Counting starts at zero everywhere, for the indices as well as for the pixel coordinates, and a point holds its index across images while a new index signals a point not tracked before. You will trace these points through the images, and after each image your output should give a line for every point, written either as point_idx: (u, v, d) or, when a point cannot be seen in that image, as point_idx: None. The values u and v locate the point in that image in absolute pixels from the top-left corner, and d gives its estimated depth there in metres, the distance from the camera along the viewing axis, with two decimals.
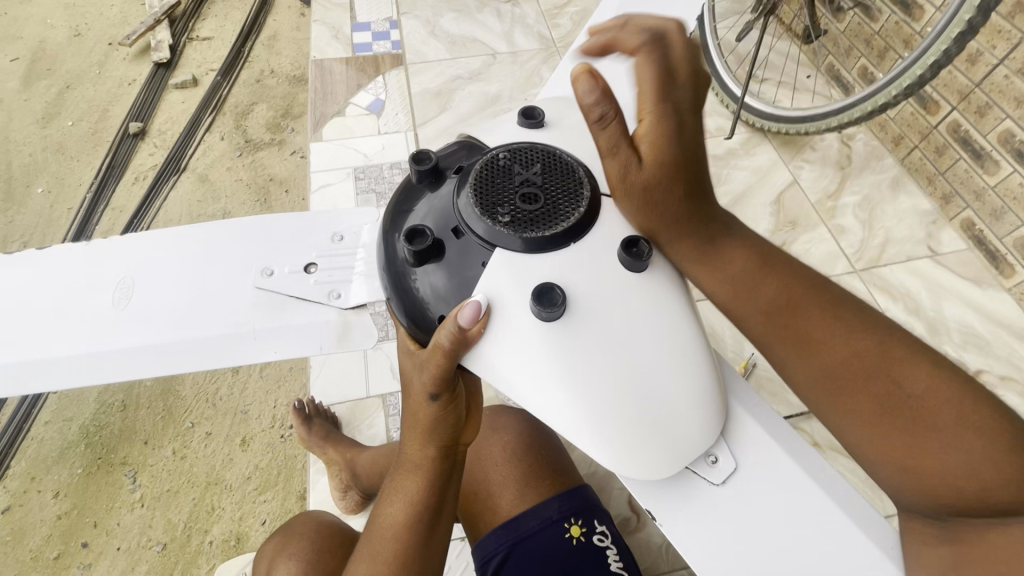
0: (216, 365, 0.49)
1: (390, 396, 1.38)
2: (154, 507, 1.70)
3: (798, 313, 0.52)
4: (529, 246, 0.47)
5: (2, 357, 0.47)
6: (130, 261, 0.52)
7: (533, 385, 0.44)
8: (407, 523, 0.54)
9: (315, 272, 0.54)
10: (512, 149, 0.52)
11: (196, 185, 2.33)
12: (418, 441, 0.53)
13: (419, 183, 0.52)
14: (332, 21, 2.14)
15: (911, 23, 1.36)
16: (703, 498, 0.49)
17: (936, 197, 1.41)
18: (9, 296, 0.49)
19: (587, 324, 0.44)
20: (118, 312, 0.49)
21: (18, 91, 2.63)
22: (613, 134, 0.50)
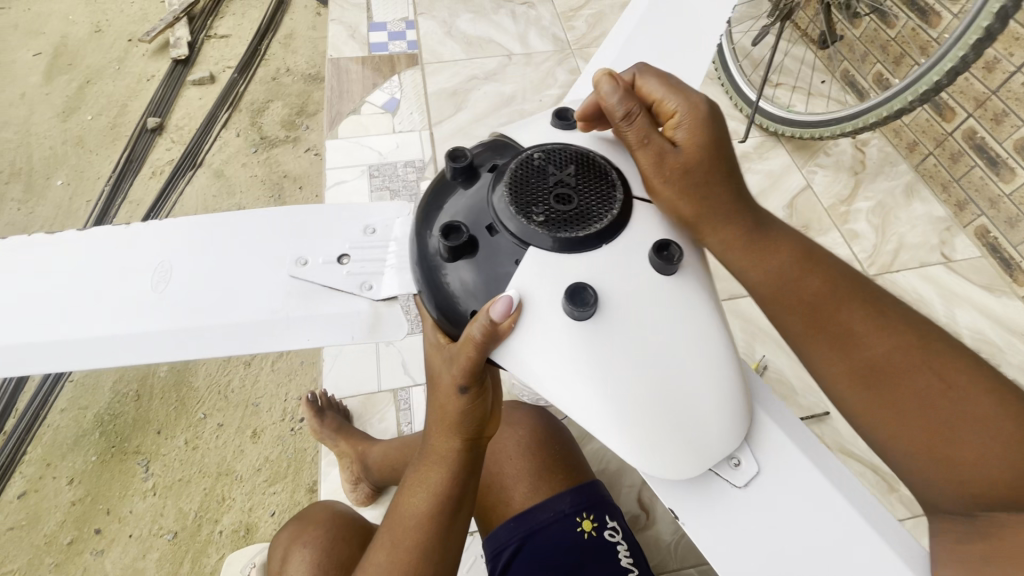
0: (248, 350, 0.51)
1: (401, 391, 1.40)
2: (165, 495, 1.72)
3: (842, 310, 0.54)
4: (558, 245, 0.48)
5: (49, 335, 0.49)
6: (168, 246, 0.54)
7: (562, 380, 0.45)
8: (431, 511, 0.55)
9: (347, 263, 0.55)
10: (547, 149, 0.53)
11: (212, 180, 2.36)
12: (443, 433, 0.54)
13: (453, 180, 0.53)
14: (348, 21, 2.17)
15: (928, 30, 1.37)
16: (724, 501, 0.49)
17: (951, 204, 1.41)
18: (55, 278, 0.52)
19: (617, 322, 0.45)
20: (157, 296, 0.51)
21: (40, 85, 2.68)
22: (643, 125, 0.52)
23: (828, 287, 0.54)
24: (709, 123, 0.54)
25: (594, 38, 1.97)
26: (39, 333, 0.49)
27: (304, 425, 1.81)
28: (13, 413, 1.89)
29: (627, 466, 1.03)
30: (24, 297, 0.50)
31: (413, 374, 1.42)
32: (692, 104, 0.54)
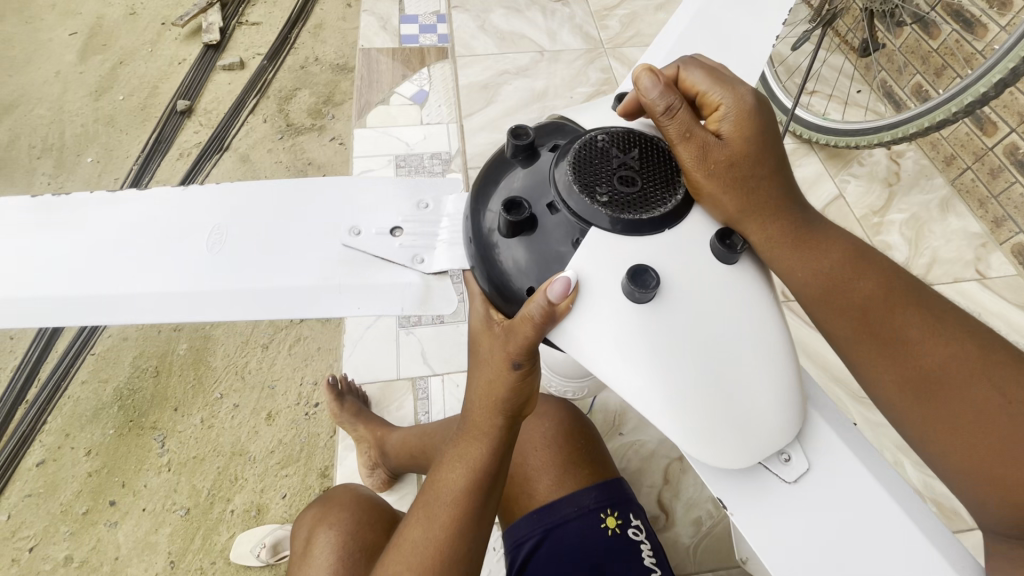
0: (298, 314, 0.51)
1: (420, 380, 1.40)
2: (180, 472, 1.74)
3: (894, 314, 0.53)
4: (617, 227, 0.48)
5: (110, 287, 0.51)
6: (223, 208, 0.54)
7: (618, 359, 0.45)
8: (471, 484, 0.56)
9: (399, 236, 0.54)
10: (610, 132, 0.52)
11: (237, 164, 2.38)
12: (487, 410, 0.54)
13: (512, 157, 0.52)
14: (381, 12, 2.19)
15: (973, 42, 1.34)
16: (776, 496, 0.49)
17: (987, 220, 1.39)
18: (113, 233, 0.53)
19: (676, 307, 0.45)
20: (210, 256, 0.52)
21: (74, 64, 2.73)
22: (684, 120, 0.50)
23: (883, 290, 0.54)
24: (755, 118, 0.52)
25: (627, 38, 1.97)
26: (102, 286, 0.51)
27: (319, 410, 1.82)
28: (34, 383, 1.92)
29: (648, 466, 1.04)
30: (85, 250, 0.52)
31: (433, 364, 1.43)
32: (739, 97, 0.52)
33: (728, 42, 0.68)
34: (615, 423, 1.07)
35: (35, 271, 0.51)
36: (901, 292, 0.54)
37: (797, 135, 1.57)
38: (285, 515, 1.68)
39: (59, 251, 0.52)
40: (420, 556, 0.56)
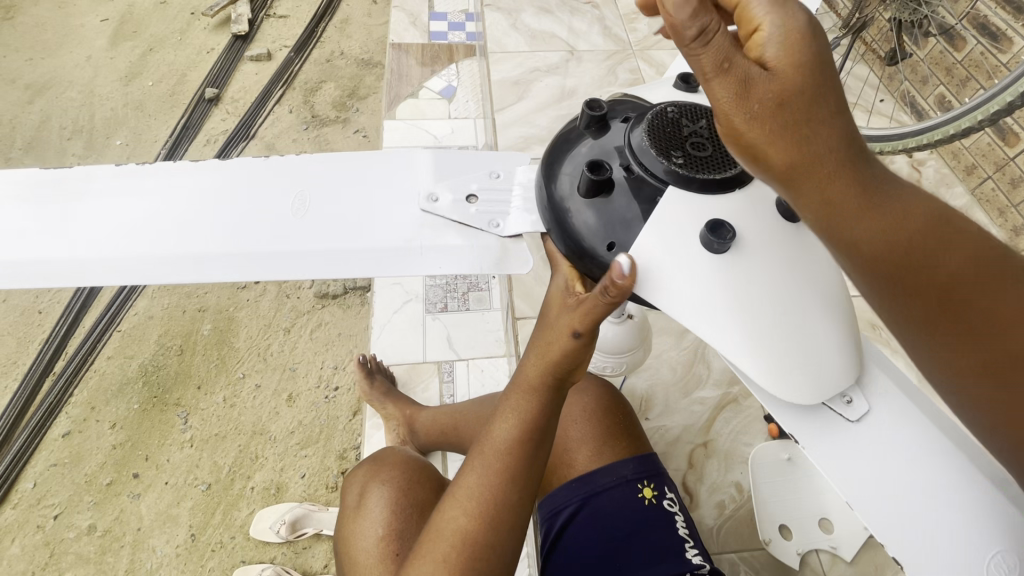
0: (387, 274, 0.55)
1: (446, 363, 1.44)
2: (202, 448, 1.77)
3: (970, 290, 0.45)
4: (693, 185, 0.51)
5: (203, 249, 0.54)
6: (302, 177, 0.58)
7: (694, 307, 0.48)
8: (519, 438, 0.61)
9: (475, 203, 0.58)
10: (679, 105, 0.56)
11: (262, 152, 2.43)
12: (541, 370, 0.59)
13: (585, 128, 0.56)
14: (411, 9, 2.24)
15: (998, 54, 1.38)
16: (837, 433, 0.51)
17: (1007, 229, 1.42)
18: (198, 199, 0.56)
19: (749, 261, 0.49)
20: (295, 220, 0.56)
21: (105, 49, 2.78)
22: (721, 48, 0.40)
23: (962, 264, 0.45)
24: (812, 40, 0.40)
25: (654, 41, 2.01)
26: (196, 247, 0.54)
27: (339, 394, 1.85)
28: (62, 356, 1.96)
29: (673, 450, 1.09)
30: (172, 213, 0.55)
31: (458, 349, 1.46)
32: (790, 16, 0.40)
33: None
34: (642, 408, 1.14)
35: (125, 234, 0.53)
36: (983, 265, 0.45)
37: None
38: (304, 494, 1.70)
39: (146, 218, 0.54)
40: (471, 501, 0.61)
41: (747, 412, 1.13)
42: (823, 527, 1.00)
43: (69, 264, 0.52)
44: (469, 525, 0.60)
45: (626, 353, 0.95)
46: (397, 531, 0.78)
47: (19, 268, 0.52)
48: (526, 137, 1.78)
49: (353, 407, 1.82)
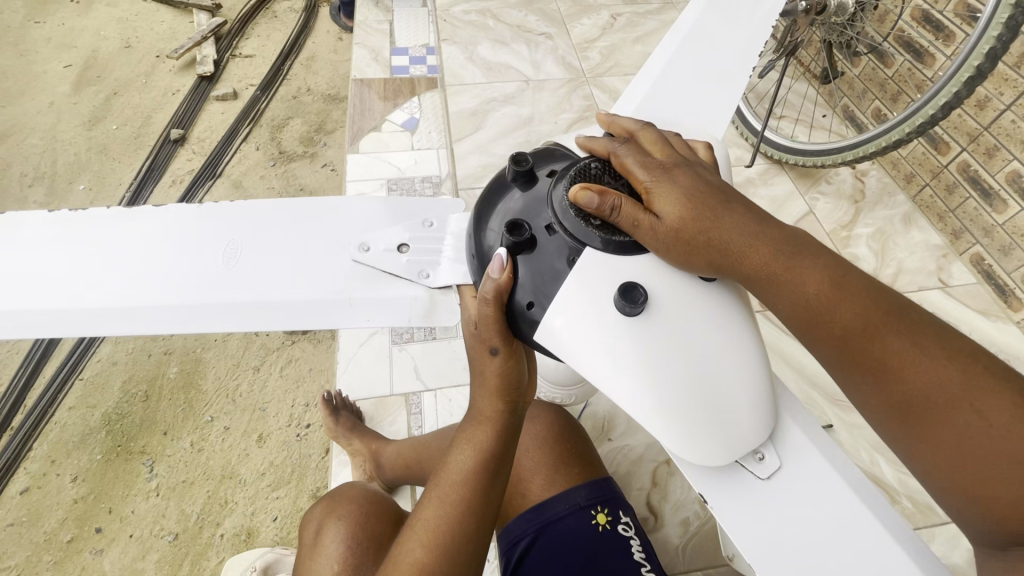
0: (317, 327, 0.55)
1: (413, 396, 1.43)
2: (168, 496, 1.70)
3: (877, 340, 0.53)
4: (610, 247, 0.54)
5: (125, 300, 0.53)
6: (237, 226, 0.57)
7: (602, 375, 0.50)
8: (475, 468, 0.62)
9: (406, 252, 0.59)
10: (602, 160, 0.59)
11: (229, 191, 2.42)
12: (490, 398, 0.61)
13: (512, 180, 0.59)
14: (372, 45, 2.28)
15: (923, 69, 1.46)
16: (752, 494, 0.53)
17: (947, 233, 1.49)
18: (125, 247, 0.55)
19: (662, 329, 0.50)
20: (224, 271, 0.55)
21: (68, 95, 2.76)
22: (629, 213, 0.53)
23: (863, 317, 0.54)
24: (679, 188, 0.56)
25: (608, 68, 2.09)
26: (116, 297, 0.52)
27: (311, 431, 1.80)
28: (21, 410, 1.90)
29: (637, 470, 1.09)
30: (95, 268, 0.53)
31: (426, 380, 1.46)
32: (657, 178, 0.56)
33: (713, 60, 0.72)
34: (604, 430, 1.14)
35: (46, 282, 0.52)
36: (885, 317, 0.54)
37: (767, 156, 1.67)
38: (276, 539, 1.64)
39: (70, 267, 0.53)
40: (426, 532, 0.62)
41: None
42: None
43: None
44: (424, 555, 0.61)
45: (578, 386, 0.97)
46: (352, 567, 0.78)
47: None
48: (485, 166, 1.83)
49: (325, 445, 1.77)
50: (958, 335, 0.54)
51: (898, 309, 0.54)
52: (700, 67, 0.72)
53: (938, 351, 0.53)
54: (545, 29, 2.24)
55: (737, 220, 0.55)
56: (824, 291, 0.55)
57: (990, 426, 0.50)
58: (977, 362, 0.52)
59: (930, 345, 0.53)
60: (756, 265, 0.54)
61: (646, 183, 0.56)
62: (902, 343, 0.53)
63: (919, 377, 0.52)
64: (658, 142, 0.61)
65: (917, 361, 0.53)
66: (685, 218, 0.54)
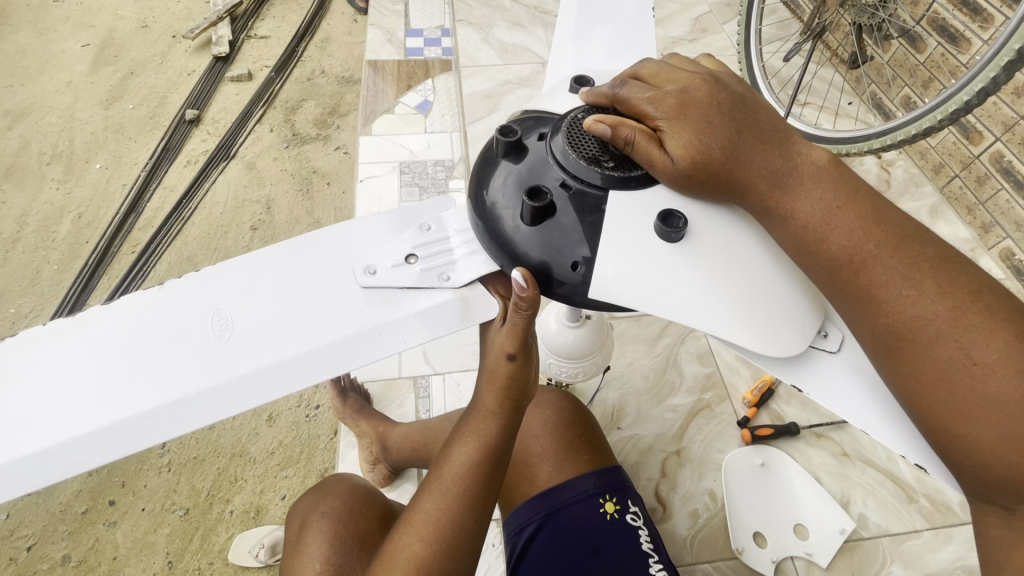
0: (350, 368, 0.50)
1: (421, 379, 1.42)
2: (180, 472, 1.72)
3: (862, 272, 0.52)
4: (633, 185, 0.53)
5: (119, 412, 0.46)
6: (213, 295, 0.52)
7: (676, 287, 0.50)
8: (478, 462, 0.62)
9: (416, 263, 0.55)
10: (586, 109, 0.58)
11: (243, 172, 2.41)
12: (494, 395, 0.62)
13: (502, 155, 0.57)
14: (387, 26, 2.25)
15: (957, 54, 1.41)
16: (827, 367, 0.54)
17: (976, 226, 1.43)
18: (95, 362, 0.48)
19: (706, 248, 0.52)
20: (223, 347, 0.49)
21: (85, 74, 2.77)
22: (642, 151, 0.53)
23: (851, 246, 0.52)
24: (692, 115, 0.53)
25: None
26: (106, 414, 0.46)
27: (320, 412, 1.80)
28: None
29: (646, 460, 1.08)
30: (72, 390, 0.47)
31: (434, 363, 1.45)
32: (670, 110, 0.54)
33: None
34: (614, 418, 1.13)
35: (18, 425, 0.45)
36: (878, 246, 0.52)
37: None
38: (285, 517, 1.65)
39: (43, 400, 0.46)
40: (426, 525, 0.61)
41: (720, 418, 1.13)
42: (798, 534, 1.01)
43: None
44: (423, 549, 0.61)
45: (585, 358, 0.94)
46: (337, 565, 0.82)
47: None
48: None
49: (334, 426, 1.77)
50: (957, 264, 0.52)
51: (896, 236, 0.52)
52: (611, 8, 0.72)
53: (930, 285, 0.51)
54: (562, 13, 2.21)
55: (745, 146, 0.53)
56: (813, 219, 0.52)
57: (976, 365, 0.50)
58: (972, 294, 0.51)
59: (922, 277, 0.51)
60: (751, 198, 0.53)
61: (657, 119, 0.54)
62: (891, 276, 0.51)
63: (907, 311, 0.51)
64: (666, 75, 0.57)
65: (906, 295, 0.51)
66: (695, 153, 0.52)
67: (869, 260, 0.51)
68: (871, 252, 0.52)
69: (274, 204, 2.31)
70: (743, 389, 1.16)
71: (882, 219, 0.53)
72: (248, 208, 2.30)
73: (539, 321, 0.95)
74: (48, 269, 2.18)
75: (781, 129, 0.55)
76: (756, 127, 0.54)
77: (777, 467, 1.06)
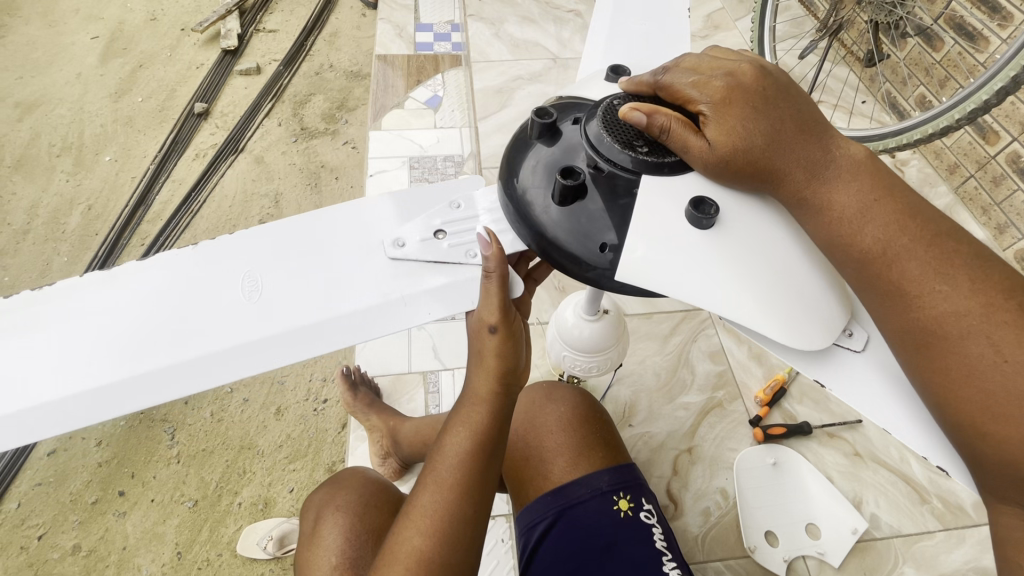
0: (374, 333, 0.51)
1: (431, 374, 1.42)
2: (189, 464, 1.73)
3: (895, 266, 0.52)
4: (664, 169, 0.53)
5: (144, 365, 0.46)
6: (240, 256, 0.52)
7: (698, 278, 0.49)
8: (471, 451, 0.64)
9: (444, 238, 0.55)
10: (622, 95, 0.57)
11: (251, 166, 2.42)
12: (486, 379, 0.62)
13: (537, 139, 0.57)
14: (397, 20, 2.25)
15: (976, 54, 1.40)
16: (851, 366, 0.52)
17: (991, 226, 1.42)
18: (121, 315, 0.48)
19: (736, 232, 0.51)
20: (250, 307, 0.50)
21: (95, 66, 2.77)
22: (677, 136, 0.52)
23: (884, 240, 0.52)
24: (737, 102, 0.53)
25: None
26: (132, 366, 0.46)
27: (327, 406, 1.81)
28: None
29: (657, 457, 1.08)
30: (98, 341, 0.47)
31: (444, 358, 1.45)
32: (714, 96, 0.53)
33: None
34: (625, 416, 1.13)
35: (43, 372, 0.45)
36: (912, 242, 0.52)
37: None
38: (292, 509, 1.66)
39: (66, 351, 0.46)
40: (425, 519, 0.63)
41: (732, 416, 1.12)
42: (810, 533, 1.01)
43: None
44: (423, 543, 0.62)
45: (601, 352, 0.94)
46: (351, 560, 0.82)
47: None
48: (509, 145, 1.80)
49: (342, 420, 1.78)
50: (990, 262, 0.53)
51: (930, 233, 0.53)
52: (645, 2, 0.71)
53: (961, 281, 0.52)
54: (573, 8, 2.21)
55: (785, 136, 0.53)
56: (850, 211, 0.53)
57: (1004, 361, 0.50)
58: (1005, 291, 0.52)
59: (954, 273, 0.52)
60: (788, 188, 0.52)
61: (700, 106, 0.53)
62: (923, 270, 0.52)
63: (939, 305, 0.52)
64: (714, 60, 0.56)
65: (939, 290, 0.52)
66: (737, 141, 0.51)
67: (901, 254, 0.52)
68: (904, 247, 0.52)
69: (283, 198, 2.32)
70: (756, 388, 1.16)
71: (917, 216, 0.53)
72: (256, 202, 2.30)
73: (555, 315, 0.96)
74: (59, 261, 2.19)
75: (822, 121, 0.55)
76: (798, 118, 0.54)
77: (789, 466, 1.06)
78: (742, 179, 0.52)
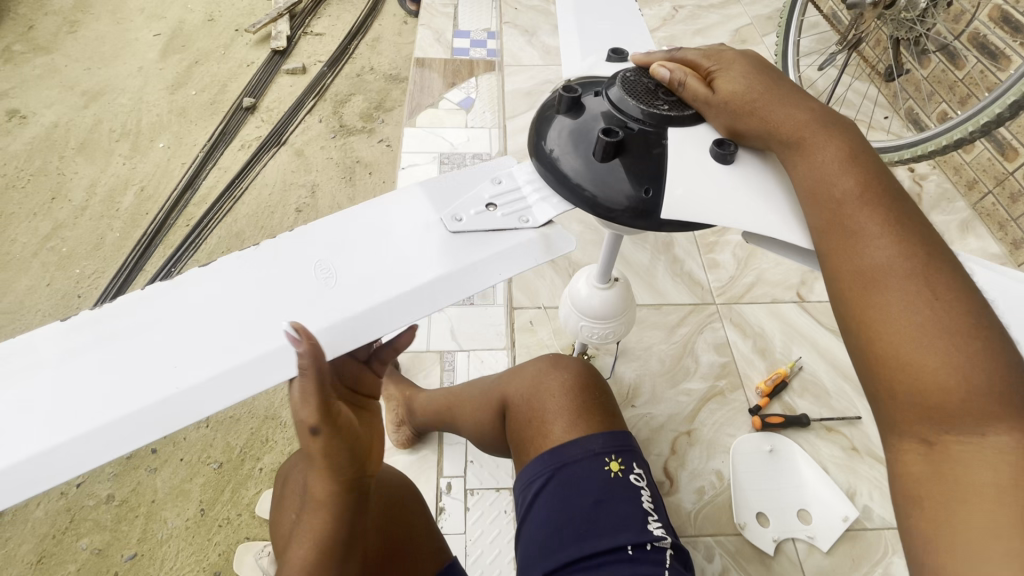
0: (450, 301, 0.55)
1: (448, 353, 1.50)
2: (216, 429, 1.84)
3: (856, 209, 0.53)
4: (689, 119, 0.61)
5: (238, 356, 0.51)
6: (309, 253, 0.58)
7: (733, 208, 0.56)
8: (317, 552, 0.67)
9: (496, 209, 0.61)
10: (632, 71, 0.65)
11: (292, 158, 2.56)
12: (321, 483, 0.65)
13: (562, 111, 0.65)
14: (436, 26, 2.37)
15: (996, 72, 1.43)
16: None
17: (1007, 242, 1.43)
18: (202, 315, 0.53)
19: (752, 176, 0.58)
20: (329, 293, 0.55)
21: (156, 61, 2.98)
22: (693, 89, 0.61)
23: (853, 185, 0.53)
24: (739, 66, 0.62)
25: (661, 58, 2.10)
26: (229, 358, 0.51)
27: None
28: None
29: (656, 436, 1.13)
30: (185, 342, 0.51)
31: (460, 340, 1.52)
32: (723, 64, 0.63)
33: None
34: (629, 396, 1.18)
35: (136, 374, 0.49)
36: (875, 194, 0.53)
37: None
38: None
39: (157, 354, 0.50)
40: None
41: (732, 405, 1.16)
42: (801, 518, 1.04)
43: (95, 434, 0.46)
44: None
45: (610, 321, 1.01)
46: None
47: (22, 472, 0.45)
48: None
49: None
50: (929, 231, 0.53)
51: (887, 189, 0.54)
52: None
53: (911, 234, 0.52)
54: None
55: (779, 95, 0.60)
56: (826, 157, 0.55)
57: (936, 301, 0.49)
58: (945, 251, 0.52)
59: (906, 227, 0.52)
60: (782, 131, 0.57)
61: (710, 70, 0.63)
62: (880, 216, 0.52)
63: (886, 249, 0.51)
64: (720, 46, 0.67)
65: (890, 234, 0.52)
66: (736, 91, 0.60)
67: (859, 198, 0.53)
68: (861, 194, 0.53)
69: (319, 189, 2.45)
70: (757, 380, 1.20)
71: (879, 174, 0.55)
72: (294, 191, 2.44)
73: (569, 287, 1.02)
74: (111, 237, 2.36)
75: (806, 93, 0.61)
76: (785, 87, 0.61)
77: (785, 454, 1.10)
78: (733, 120, 0.59)
